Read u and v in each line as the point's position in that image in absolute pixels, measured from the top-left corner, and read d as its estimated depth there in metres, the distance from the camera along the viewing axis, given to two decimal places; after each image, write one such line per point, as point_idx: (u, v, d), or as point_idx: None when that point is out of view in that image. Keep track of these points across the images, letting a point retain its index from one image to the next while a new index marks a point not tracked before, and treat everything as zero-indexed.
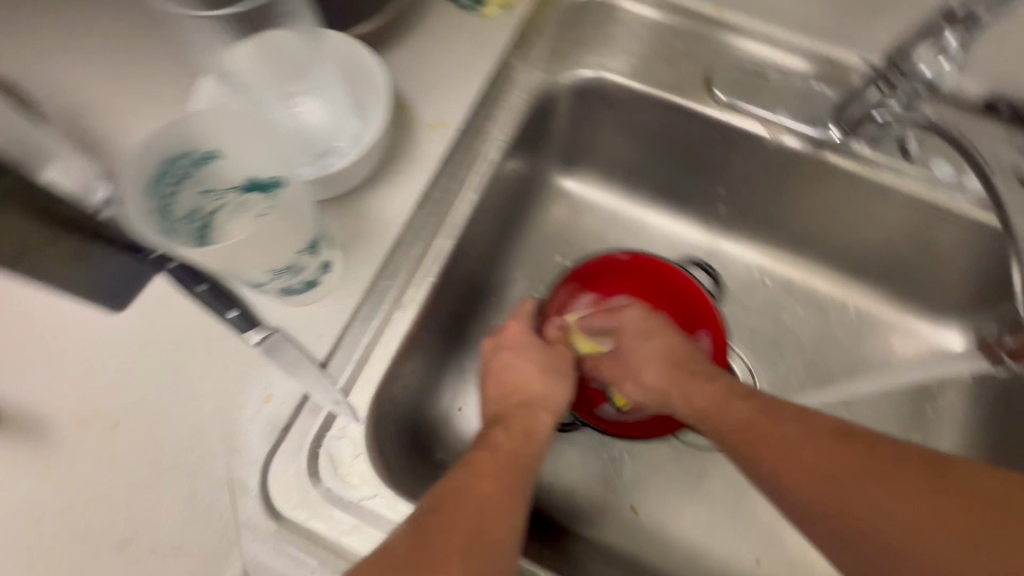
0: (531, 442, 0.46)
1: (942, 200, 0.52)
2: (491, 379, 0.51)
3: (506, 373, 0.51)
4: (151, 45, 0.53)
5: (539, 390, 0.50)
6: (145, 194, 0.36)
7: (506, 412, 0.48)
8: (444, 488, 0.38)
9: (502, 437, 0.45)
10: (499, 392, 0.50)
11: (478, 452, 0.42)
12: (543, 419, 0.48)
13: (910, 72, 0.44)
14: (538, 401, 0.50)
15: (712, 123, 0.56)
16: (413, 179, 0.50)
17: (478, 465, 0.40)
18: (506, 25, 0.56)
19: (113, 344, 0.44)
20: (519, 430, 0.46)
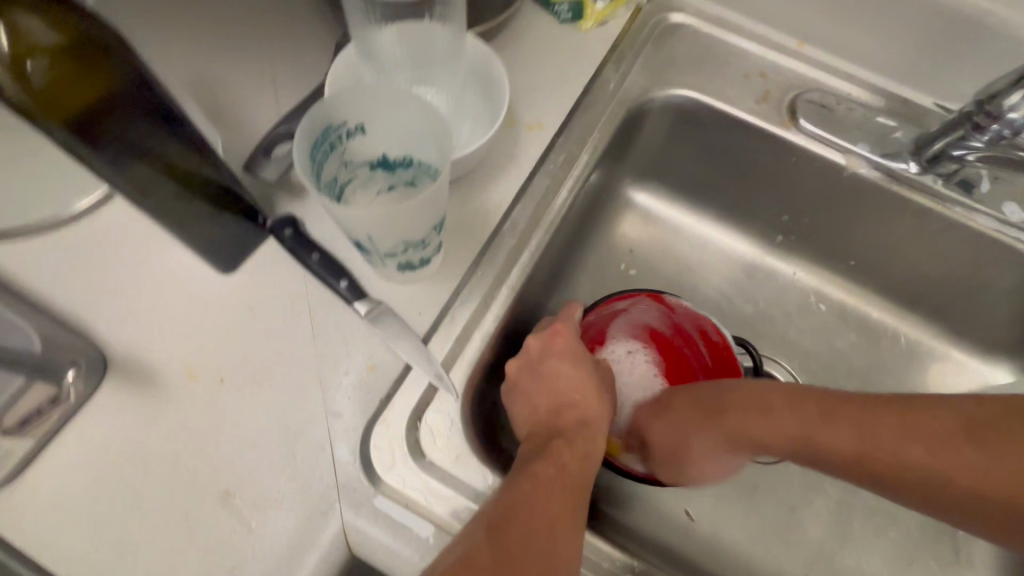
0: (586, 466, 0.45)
1: (1009, 237, 0.55)
2: (544, 391, 0.49)
3: (557, 387, 0.49)
4: (270, 26, 0.55)
5: (590, 407, 0.49)
6: (308, 156, 0.37)
7: (563, 428, 0.47)
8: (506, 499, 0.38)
9: (565, 452, 0.44)
10: (553, 408, 0.48)
11: (542, 464, 0.42)
12: (596, 439, 0.47)
13: (999, 116, 0.46)
14: (592, 421, 0.48)
15: (791, 148, 0.59)
16: (513, 175, 0.52)
17: (542, 479, 0.40)
18: (602, 40, 0.60)
19: (222, 303, 0.46)
20: (579, 446, 0.45)
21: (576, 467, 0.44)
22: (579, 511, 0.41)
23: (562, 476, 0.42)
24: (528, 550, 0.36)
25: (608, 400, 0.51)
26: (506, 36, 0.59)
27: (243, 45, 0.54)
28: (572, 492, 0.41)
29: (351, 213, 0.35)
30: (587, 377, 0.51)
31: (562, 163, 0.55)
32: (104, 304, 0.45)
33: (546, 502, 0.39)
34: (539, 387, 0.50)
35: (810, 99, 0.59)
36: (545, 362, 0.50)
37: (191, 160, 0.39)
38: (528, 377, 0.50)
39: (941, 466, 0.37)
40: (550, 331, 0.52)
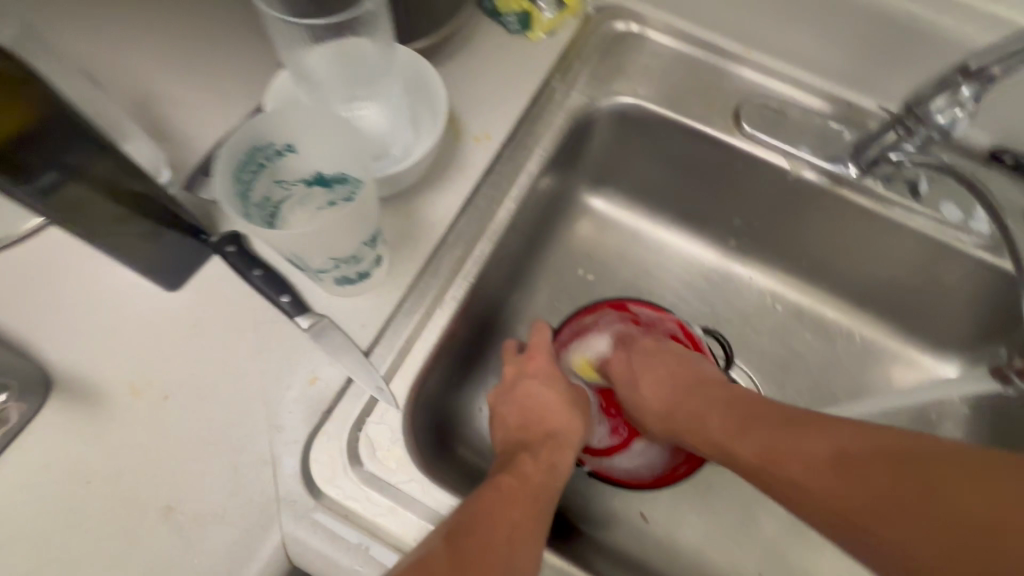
0: (556, 475, 0.46)
1: (949, 238, 0.56)
2: (514, 408, 0.51)
3: (529, 404, 0.51)
4: (217, 44, 0.56)
5: (559, 423, 0.50)
6: (231, 178, 0.38)
7: (531, 440, 0.48)
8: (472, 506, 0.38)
9: (530, 463, 0.45)
10: (522, 424, 0.50)
11: (504, 474, 0.42)
12: (565, 453, 0.48)
13: (926, 119, 0.48)
14: (559, 436, 0.49)
15: (737, 153, 0.60)
16: (459, 186, 0.53)
17: (505, 486, 0.41)
18: (550, 50, 0.60)
19: (166, 320, 0.46)
20: (545, 459, 0.46)
21: (541, 475, 0.44)
22: (542, 520, 0.40)
23: (526, 484, 0.42)
24: (490, 548, 0.36)
25: (580, 418, 0.52)
26: (454, 49, 0.59)
27: (191, 62, 0.55)
28: (539, 500, 0.42)
29: (272, 234, 0.36)
30: (557, 395, 0.52)
31: (509, 173, 0.56)
32: (50, 325, 0.45)
33: (512, 508, 0.39)
34: (511, 407, 0.51)
35: (755, 104, 0.60)
36: (515, 383, 0.52)
37: (123, 183, 0.39)
38: (500, 399, 0.52)
39: (819, 478, 0.39)
40: (526, 355, 0.54)
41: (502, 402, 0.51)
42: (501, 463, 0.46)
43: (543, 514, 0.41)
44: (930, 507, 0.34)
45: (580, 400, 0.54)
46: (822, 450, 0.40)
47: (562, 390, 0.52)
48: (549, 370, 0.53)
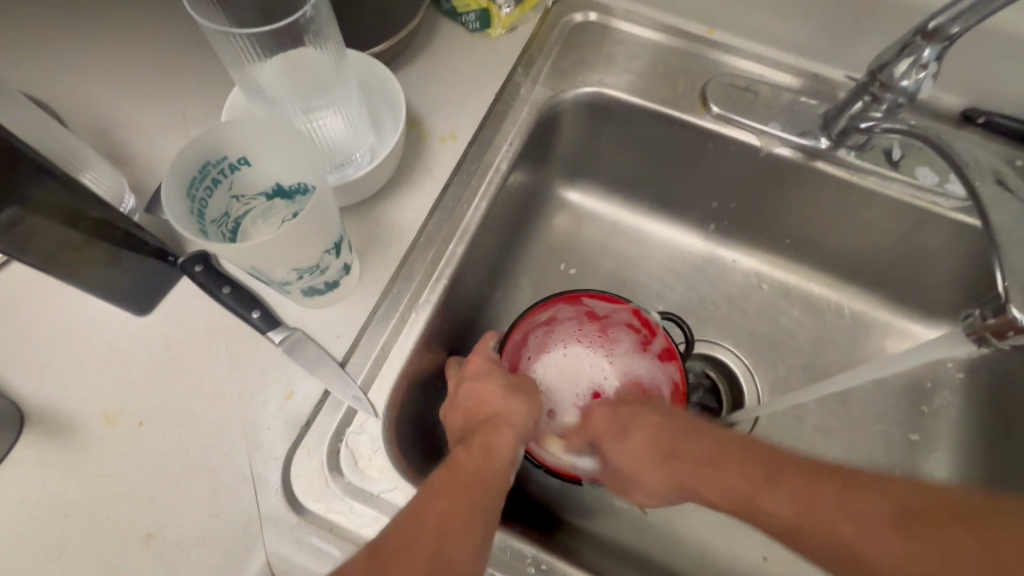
0: (498, 462, 0.43)
1: (926, 202, 0.55)
2: (457, 410, 0.49)
3: (471, 404, 0.48)
4: (175, 65, 0.56)
5: (502, 411, 0.47)
6: (184, 197, 0.37)
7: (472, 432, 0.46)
8: (398, 520, 0.36)
9: (464, 454, 0.42)
10: (465, 422, 0.48)
11: (437, 473, 0.40)
12: (507, 435, 0.45)
13: (891, 85, 0.47)
14: (502, 420, 0.46)
15: (706, 135, 0.59)
16: (426, 189, 0.52)
17: (433, 486, 0.39)
18: (512, 46, 0.60)
19: (138, 344, 0.46)
20: (481, 445, 0.43)
21: (477, 466, 0.42)
22: (478, 513, 0.38)
23: (458, 476, 0.40)
24: (412, 556, 0.34)
25: (529, 401, 0.49)
26: (415, 53, 0.59)
27: (150, 86, 0.54)
28: (472, 490, 0.39)
29: (228, 250, 0.35)
30: (498, 387, 0.49)
31: (478, 172, 0.55)
32: (20, 358, 0.45)
33: (434, 510, 0.37)
34: (455, 409, 0.49)
35: (721, 84, 0.59)
36: (457, 382, 0.50)
37: (82, 209, 0.39)
38: (448, 405, 0.50)
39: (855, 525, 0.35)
40: (464, 360, 0.52)
41: (448, 403, 0.49)
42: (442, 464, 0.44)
43: (479, 504, 0.39)
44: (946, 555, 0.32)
45: (528, 387, 0.51)
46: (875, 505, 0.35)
47: (504, 383, 0.50)
48: (486, 365, 0.50)
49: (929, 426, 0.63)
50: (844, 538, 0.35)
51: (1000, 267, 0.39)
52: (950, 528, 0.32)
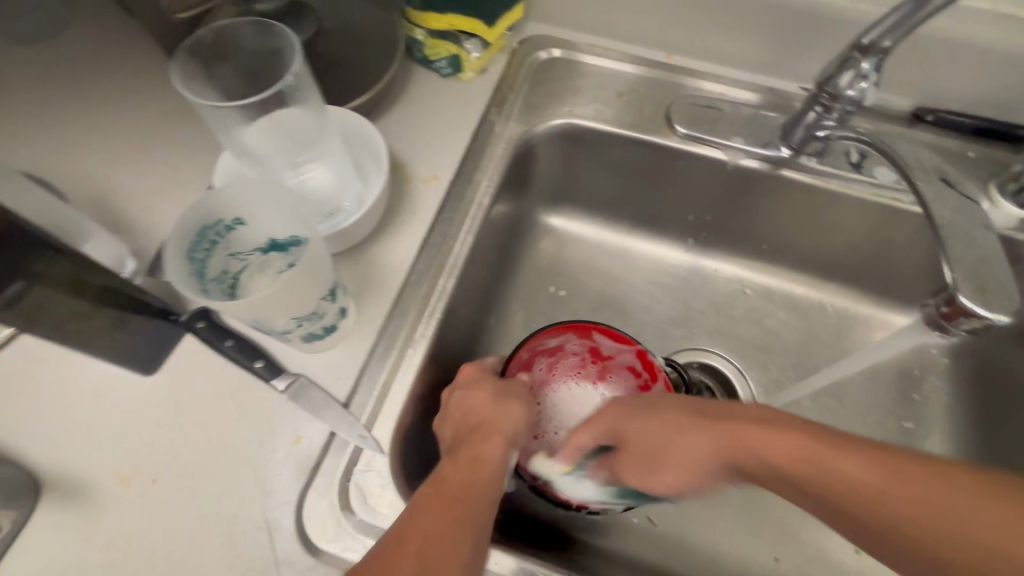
0: (486, 473, 0.44)
1: (890, 199, 0.59)
2: (448, 418, 0.49)
3: (461, 411, 0.49)
4: (167, 133, 0.59)
5: (490, 417, 0.47)
6: (185, 259, 0.39)
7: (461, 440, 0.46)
8: (387, 538, 0.37)
9: (451, 468, 0.43)
10: (456, 430, 0.48)
11: (423, 489, 0.41)
12: (495, 445, 0.46)
13: (838, 95, 0.50)
14: (490, 428, 0.47)
15: (675, 153, 0.62)
16: (414, 228, 0.55)
17: (420, 503, 0.39)
18: (484, 87, 0.64)
19: (146, 403, 0.47)
20: (469, 457, 0.44)
21: (466, 478, 0.42)
22: (467, 528, 0.39)
23: (446, 490, 0.41)
24: (395, 575, 0.34)
25: (519, 405, 0.49)
26: (394, 101, 0.63)
27: (144, 155, 0.57)
28: (461, 504, 0.40)
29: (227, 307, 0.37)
30: (487, 392, 0.49)
31: (461, 207, 0.57)
32: (34, 427, 0.46)
33: (421, 528, 0.37)
34: (446, 416, 0.49)
35: (684, 105, 0.63)
36: (447, 401, 0.51)
37: (86, 279, 0.41)
38: (441, 414, 0.51)
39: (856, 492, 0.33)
40: (457, 366, 0.53)
41: (441, 412, 0.50)
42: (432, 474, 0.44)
43: (470, 518, 0.40)
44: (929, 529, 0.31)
45: (519, 389, 0.51)
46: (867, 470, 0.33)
47: (492, 387, 0.50)
48: (476, 371, 0.51)
49: (921, 412, 0.64)
50: (849, 496, 0.34)
51: (945, 258, 0.40)
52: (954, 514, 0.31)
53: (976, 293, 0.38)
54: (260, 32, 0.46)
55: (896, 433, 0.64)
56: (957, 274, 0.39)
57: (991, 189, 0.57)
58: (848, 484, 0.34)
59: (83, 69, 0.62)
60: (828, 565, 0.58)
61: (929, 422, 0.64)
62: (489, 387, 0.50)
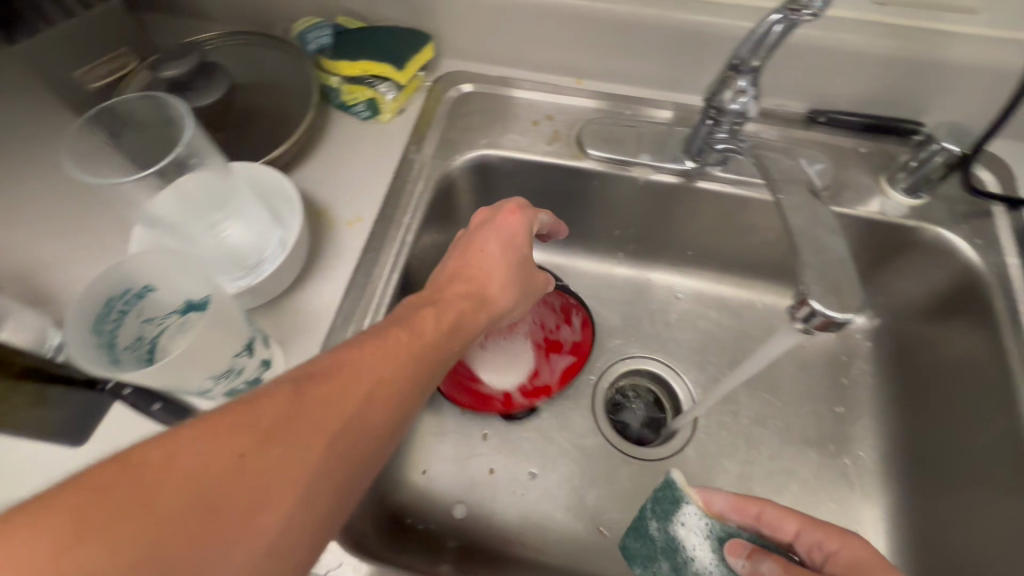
0: (444, 349, 0.43)
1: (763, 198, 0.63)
2: (459, 258, 0.50)
3: (466, 263, 0.49)
4: (88, 202, 0.59)
5: (490, 292, 0.48)
6: (91, 333, 0.40)
7: (447, 296, 0.46)
8: (296, 378, 0.35)
9: (410, 337, 0.41)
10: (450, 274, 0.49)
11: (353, 352, 0.38)
12: (479, 318, 0.47)
13: (723, 109, 0.53)
14: (484, 303, 0.48)
15: (591, 174, 0.65)
16: (339, 272, 0.56)
17: (351, 360, 0.37)
18: (403, 127, 0.66)
19: (77, 475, 0.47)
20: (450, 319, 0.45)
21: (412, 350, 0.40)
22: (387, 403, 0.37)
23: (394, 356, 0.39)
24: (298, 429, 0.32)
25: (517, 293, 0.50)
26: (315, 148, 0.64)
27: (66, 224, 0.58)
28: (397, 380, 0.38)
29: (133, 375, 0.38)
30: (502, 262, 0.50)
31: (385, 246, 0.59)
32: None
33: (331, 392, 0.35)
34: (455, 257, 0.50)
35: (595, 127, 0.66)
36: (467, 240, 0.51)
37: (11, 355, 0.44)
38: (452, 253, 0.51)
39: None
40: (503, 211, 0.52)
41: (455, 248, 0.50)
42: (400, 315, 0.44)
43: (387, 396, 0.37)
44: None
45: (529, 284, 0.52)
46: None
47: (508, 260, 0.50)
48: (512, 235, 0.51)
49: (851, 396, 0.67)
50: None
51: (799, 266, 0.41)
52: None
53: (828, 297, 0.38)
54: (150, 106, 0.48)
55: (831, 420, 0.66)
56: (811, 278, 0.39)
57: (882, 182, 0.62)
58: None
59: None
60: None
61: (859, 405, 0.67)
62: (501, 258, 0.50)
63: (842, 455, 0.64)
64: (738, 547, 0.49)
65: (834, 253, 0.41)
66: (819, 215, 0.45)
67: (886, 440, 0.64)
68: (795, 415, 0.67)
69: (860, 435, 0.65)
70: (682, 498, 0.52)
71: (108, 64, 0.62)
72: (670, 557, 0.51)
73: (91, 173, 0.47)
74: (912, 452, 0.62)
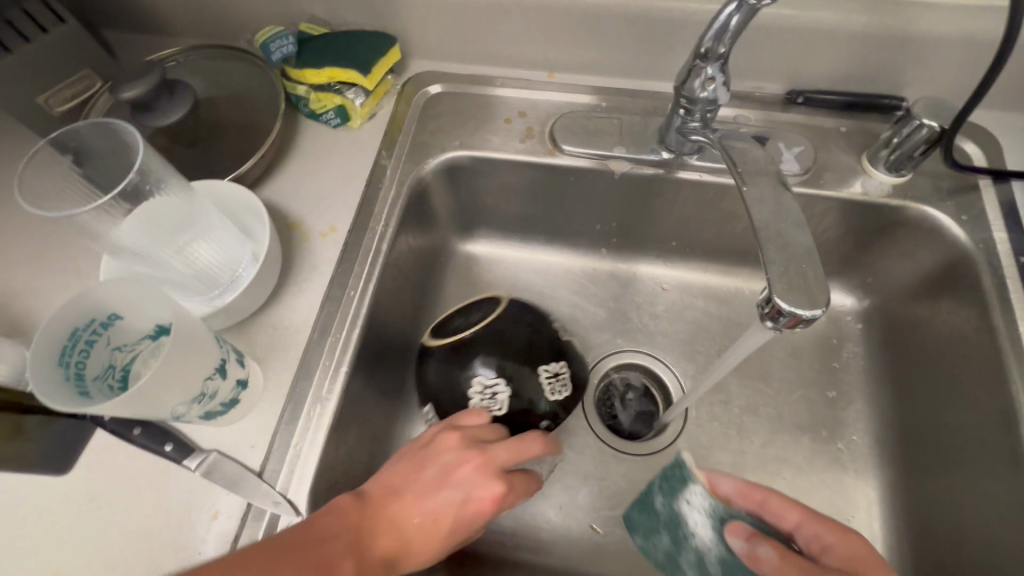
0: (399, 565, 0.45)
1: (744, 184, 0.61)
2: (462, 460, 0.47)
3: (461, 500, 0.47)
4: (62, 228, 0.59)
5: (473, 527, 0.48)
6: (57, 366, 0.40)
7: (416, 535, 0.45)
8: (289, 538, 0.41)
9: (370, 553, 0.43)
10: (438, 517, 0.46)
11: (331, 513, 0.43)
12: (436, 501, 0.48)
13: (692, 98, 0.52)
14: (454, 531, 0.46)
15: (566, 170, 0.64)
16: (314, 285, 0.56)
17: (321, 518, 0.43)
18: (374, 133, 0.65)
19: (62, 503, 0.48)
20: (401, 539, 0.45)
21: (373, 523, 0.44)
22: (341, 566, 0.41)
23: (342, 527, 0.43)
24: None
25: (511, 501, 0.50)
26: (286, 159, 0.64)
27: (41, 252, 0.58)
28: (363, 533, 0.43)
29: (97, 407, 0.38)
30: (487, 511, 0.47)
31: (359, 255, 0.58)
32: None
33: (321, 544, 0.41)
34: (450, 488, 0.47)
35: (567, 121, 0.65)
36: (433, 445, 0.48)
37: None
38: (450, 450, 0.48)
39: None
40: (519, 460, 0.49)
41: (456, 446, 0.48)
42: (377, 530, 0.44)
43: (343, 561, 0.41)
44: None
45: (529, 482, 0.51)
46: None
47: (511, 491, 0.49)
48: (519, 478, 0.49)
49: (842, 380, 0.66)
50: None
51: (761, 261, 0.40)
52: None
53: (792, 293, 0.38)
54: (102, 134, 0.48)
55: (822, 405, 0.65)
56: (773, 274, 0.39)
57: (863, 161, 0.61)
58: None
59: None
60: None
61: (851, 388, 0.66)
62: (439, 514, 0.46)
63: (835, 440, 0.64)
64: (739, 528, 0.47)
65: (799, 244, 0.40)
66: (783, 205, 0.44)
67: (879, 423, 0.63)
68: (787, 402, 0.66)
69: (852, 419, 0.64)
70: (690, 478, 0.50)
71: (71, 87, 0.62)
72: (670, 531, 0.50)
73: (48, 207, 0.47)
74: (904, 434, 0.61)
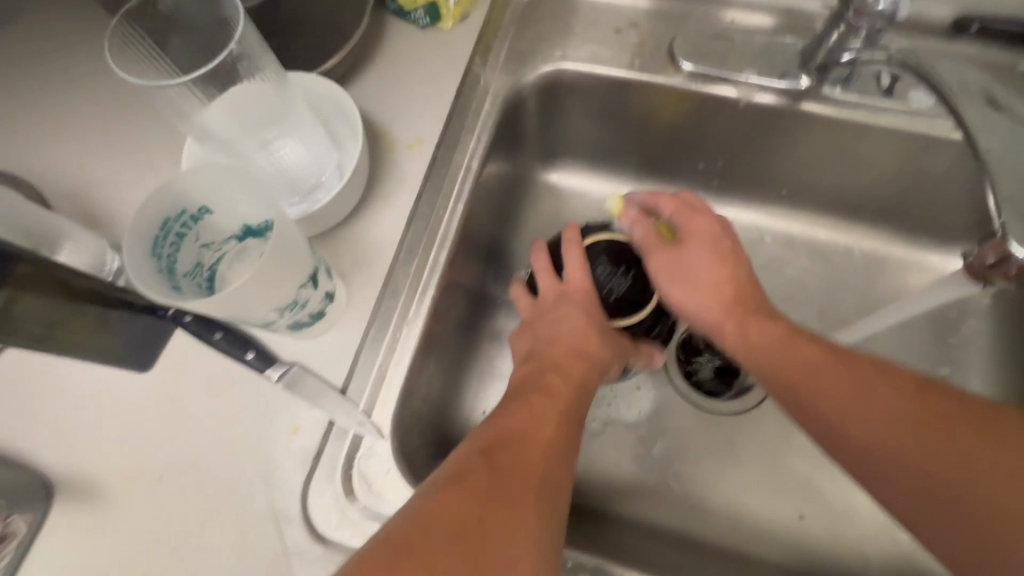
0: (558, 494, 0.38)
1: (898, 122, 0.53)
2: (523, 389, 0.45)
3: (527, 401, 0.43)
4: (135, 118, 0.55)
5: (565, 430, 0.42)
6: (150, 257, 0.37)
7: (510, 437, 0.40)
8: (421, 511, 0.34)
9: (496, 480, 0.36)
10: (517, 408, 0.42)
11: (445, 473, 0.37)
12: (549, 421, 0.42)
13: (864, 9, 0.44)
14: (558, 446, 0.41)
15: (682, 94, 0.56)
16: (400, 200, 0.51)
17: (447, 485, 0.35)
18: (467, 34, 0.57)
19: (143, 402, 0.46)
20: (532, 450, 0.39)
21: (498, 459, 0.38)
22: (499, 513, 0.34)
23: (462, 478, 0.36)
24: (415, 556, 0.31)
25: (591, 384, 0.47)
26: (370, 59, 0.57)
27: (115, 142, 0.54)
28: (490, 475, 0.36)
29: (192, 303, 0.35)
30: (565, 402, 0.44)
31: (447, 175, 0.54)
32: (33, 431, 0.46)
33: (451, 502, 0.34)
34: (523, 394, 0.44)
35: (690, 37, 0.56)
36: (541, 377, 0.46)
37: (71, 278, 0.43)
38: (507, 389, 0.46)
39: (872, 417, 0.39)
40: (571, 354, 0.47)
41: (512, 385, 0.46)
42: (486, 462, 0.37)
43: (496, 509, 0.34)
44: (936, 455, 0.37)
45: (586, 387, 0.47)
46: (866, 402, 0.40)
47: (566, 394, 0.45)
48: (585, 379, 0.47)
49: (958, 357, 0.60)
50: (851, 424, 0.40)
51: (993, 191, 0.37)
52: (956, 441, 0.37)
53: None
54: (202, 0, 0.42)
55: (931, 382, 0.60)
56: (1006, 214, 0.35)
57: None
58: (875, 411, 0.40)
59: (37, 50, 0.58)
60: (856, 520, 0.56)
61: (966, 367, 0.60)
62: (546, 413, 0.42)
63: None
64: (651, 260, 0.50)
65: None
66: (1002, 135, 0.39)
67: None
68: None
69: None
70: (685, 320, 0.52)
71: None
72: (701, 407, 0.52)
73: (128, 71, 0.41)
74: None
